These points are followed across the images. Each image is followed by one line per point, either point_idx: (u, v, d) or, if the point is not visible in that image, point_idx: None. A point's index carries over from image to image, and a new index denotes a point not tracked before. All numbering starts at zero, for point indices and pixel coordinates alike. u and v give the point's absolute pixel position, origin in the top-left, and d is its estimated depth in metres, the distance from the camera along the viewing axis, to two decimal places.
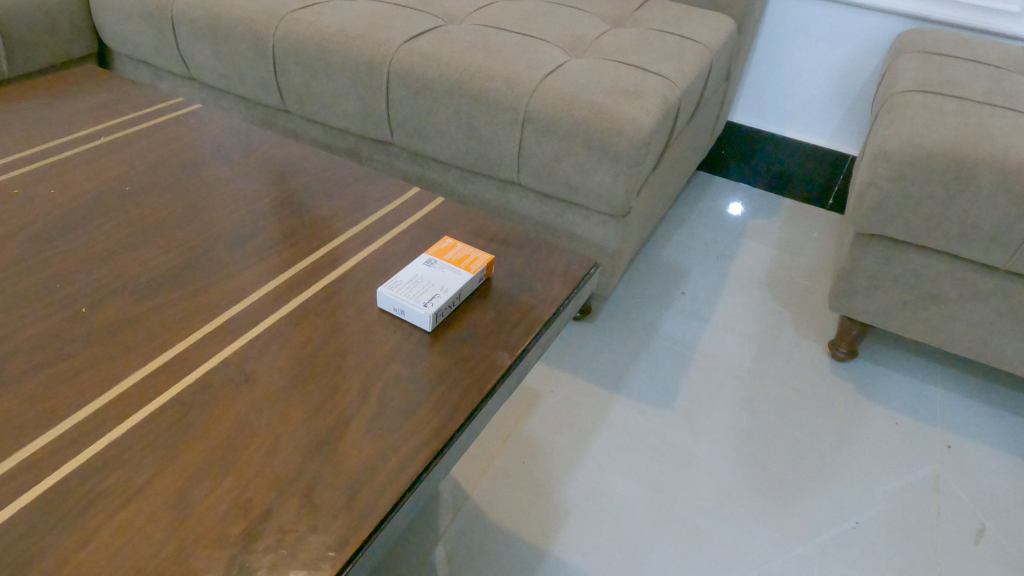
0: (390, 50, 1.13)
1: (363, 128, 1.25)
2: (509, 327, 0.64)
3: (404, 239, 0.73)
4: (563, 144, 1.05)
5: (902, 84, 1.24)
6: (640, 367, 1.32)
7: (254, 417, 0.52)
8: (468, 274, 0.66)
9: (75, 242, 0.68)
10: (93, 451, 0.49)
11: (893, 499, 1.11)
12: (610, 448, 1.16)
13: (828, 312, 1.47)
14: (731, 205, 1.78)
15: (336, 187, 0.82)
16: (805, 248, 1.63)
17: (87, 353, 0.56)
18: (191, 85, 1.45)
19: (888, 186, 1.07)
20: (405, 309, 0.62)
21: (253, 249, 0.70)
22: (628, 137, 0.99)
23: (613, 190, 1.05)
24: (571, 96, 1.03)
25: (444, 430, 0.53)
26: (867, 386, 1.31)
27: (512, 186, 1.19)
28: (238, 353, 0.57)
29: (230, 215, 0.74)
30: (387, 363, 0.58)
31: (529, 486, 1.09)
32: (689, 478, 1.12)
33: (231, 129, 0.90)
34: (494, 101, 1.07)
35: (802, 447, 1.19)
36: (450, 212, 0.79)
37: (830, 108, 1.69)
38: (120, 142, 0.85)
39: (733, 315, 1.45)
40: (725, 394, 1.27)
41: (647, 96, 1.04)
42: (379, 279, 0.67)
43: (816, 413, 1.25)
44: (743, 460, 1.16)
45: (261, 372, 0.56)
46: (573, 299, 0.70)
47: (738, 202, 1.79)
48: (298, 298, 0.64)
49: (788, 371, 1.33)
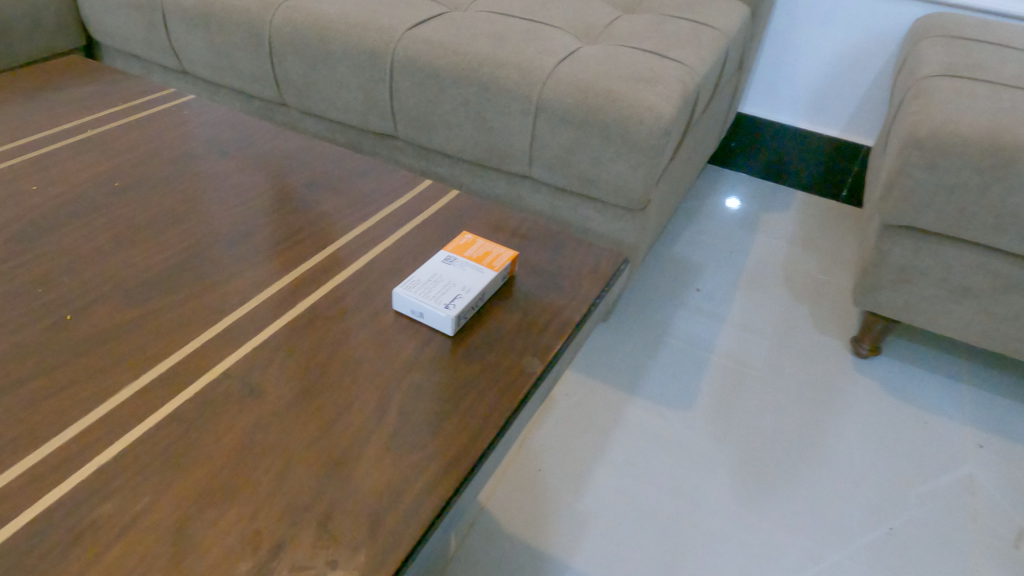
0: (394, 38, 1.07)
1: (364, 120, 1.19)
2: (538, 330, 0.58)
3: (419, 235, 0.68)
4: (579, 134, 0.99)
5: (927, 69, 1.18)
6: (657, 368, 1.27)
7: (261, 436, 0.47)
8: (492, 272, 0.60)
9: (60, 242, 0.62)
10: (79, 478, 0.43)
11: (927, 503, 1.06)
12: (629, 454, 1.10)
13: (847, 306, 1.42)
14: (728, 200, 1.72)
15: (341, 181, 0.76)
16: (821, 242, 1.58)
17: (74, 365, 0.51)
18: (183, 79, 1.39)
19: (921, 174, 1.02)
20: (424, 312, 0.56)
21: (256, 248, 0.64)
22: (648, 126, 0.93)
23: (632, 182, 1.00)
24: (587, 83, 0.97)
25: (473, 446, 0.48)
26: (893, 384, 1.26)
27: (523, 179, 1.14)
28: (241, 363, 0.52)
29: (228, 211, 0.69)
30: (406, 372, 0.53)
31: (546, 495, 1.03)
32: (713, 484, 1.07)
33: (228, 121, 0.85)
34: (505, 89, 1.01)
35: (829, 450, 1.13)
36: (465, 206, 0.73)
37: (844, 98, 1.63)
38: (109, 134, 0.79)
39: (750, 312, 1.39)
40: (745, 394, 1.22)
41: (666, 83, 0.98)
42: (393, 279, 0.62)
43: (841, 414, 1.20)
44: (769, 464, 1.10)
45: (268, 384, 0.50)
46: (603, 297, 0.64)
47: (740, 195, 1.74)
48: (305, 301, 0.58)
49: (810, 369, 1.28)
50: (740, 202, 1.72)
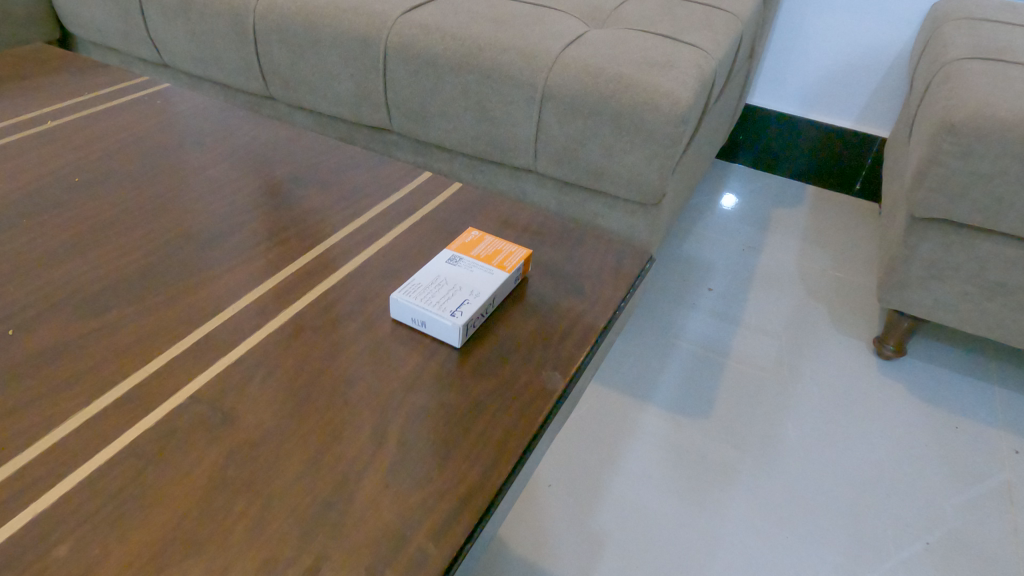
0: (387, 23, 1.00)
1: (357, 113, 1.12)
2: (557, 339, 0.51)
3: (419, 233, 0.60)
4: (589, 124, 0.92)
5: (955, 52, 1.11)
6: (671, 373, 1.19)
7: (233, 474, 0.39)
8: (503, 273, 0.53)
9: (11, 244, 0.54)
10: (14, 530, 0.35)
11: (965, 514, 0.98)
12: (644, 467, 1.03)
13: (866, 304, 1.34)
14: (725, 197, 1.64)
15: (331, 174, 0.68)
16: (836, 238, 1.51)
17: (16, 388, 0.43)
18: (164, 72, 1.31)
19: (955, 163, 0.91)
20: (426, 320, 0.49)
21: (233, 249, 0.56)
22: (664, 113, 0.86)
23: (646, 174, 0.92)
24: (596, 68, 0.89)
25: (489, 479, 0.40)
26: (920, 386, 1.19)
27: (527, 173, 1.06)
28: (214, 384, 0.44)
29: (205, 207, 0.61)
30: (406, 392, 0.45)
31: (558, 513, 0.95)
32: (735, 498, 0.99)
33: (207, 110, 0.77)
34: (508, 76, 0.94)
35: (856, 456, 1.06)
36: (469, 201, 0.66)
37: (858, 87, 1.55)
38: (72, 123, 0.71)
39: (765, 312, 1.32)
40: (765, 400, 1.15)
41: (682, 67, 0.90)
42: (390, 283, 0.54)
43: (867, 418, 1.13)
44: (793, 475, 1.03)
45: (244, 409, 0.43)
46: (627, 301, 0.57)
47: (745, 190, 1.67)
48: (289, 309, 0.51)
49: (833, 373, 1.21)
50: (737, 198, 1.64)
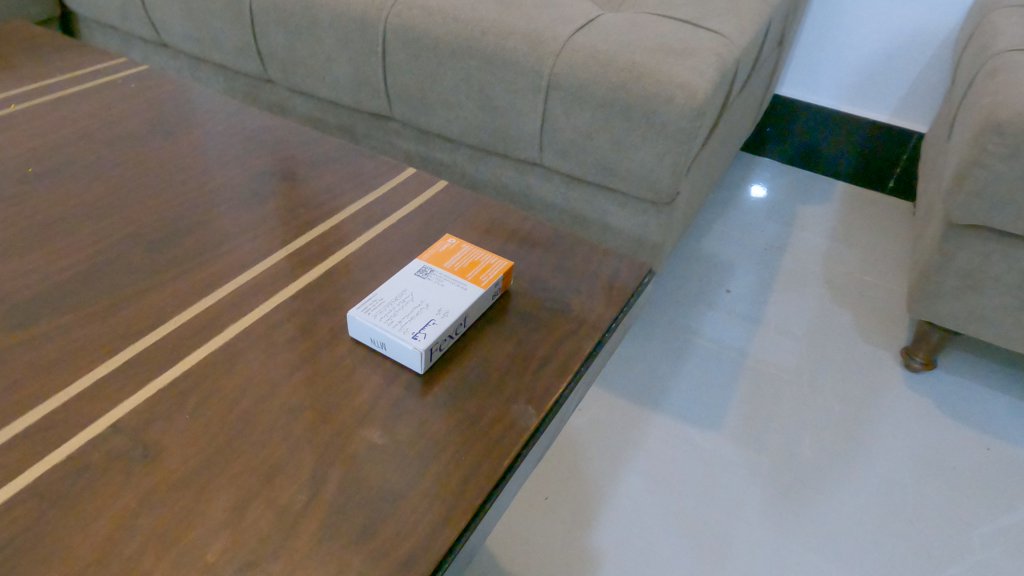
0: (386, 4, 0.93)
1: (356, 99, 1.06)
2: (534, 366, 0.45)
3: (394, 238, 0.55)
4: (598, 115, 0.85)
5: (1005, 42, 1.01)
6: (682, 378, 1.11)
7: (146, 525, 0.34)
8: (479, 289, 0.47)
9: None
10: None
11: (997, 544, 0.90)
12: (648, 480, 0.96)
13: (895, 313, 1.26)
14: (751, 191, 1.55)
15: (306, 168, 0.63)
16: (865, 241, 1.42)
17: None
18: (164, 53, 1.27)
19: (1000, 166, 0.82)
20: (386, 342, 0.43)
21: (186, 253, 0.51)
22: (678, 107, 0.79)
23: (658, 172, 0.85)
24: (606, 55, 0.82)
25: (439, 537, 0.35)
26: (951, 402, 1.10)
27: (532, 166, 0.99)
28: (140, 412, 0.39)
29: (164, 204, 0.56)
30: (356, 427, 0.40)
31: (553, 527, 0.89)
32: (746, 515, 0.91)
33: (183, 95, 0.72)
34: (512, 63, 0.87)
35: (880, 477, 0.97)
36: (454, 202, 0.60)
37: (896, 79, 1.45)
38: (38, 108, 0.67)
39: (787, 318, 1.24)
40: (783, 410, 1.07)
41: (700, 55, 0.83)
42: (354, 296, 0.49)
43: (893, 435, 1.04)
44: (810, 495, 0.95)
45: (168, 444, 0.38)
46: (620, 321, 0.50)
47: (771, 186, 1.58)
48: (237, 323, 0.45)
49: (857, 384, 1.12)
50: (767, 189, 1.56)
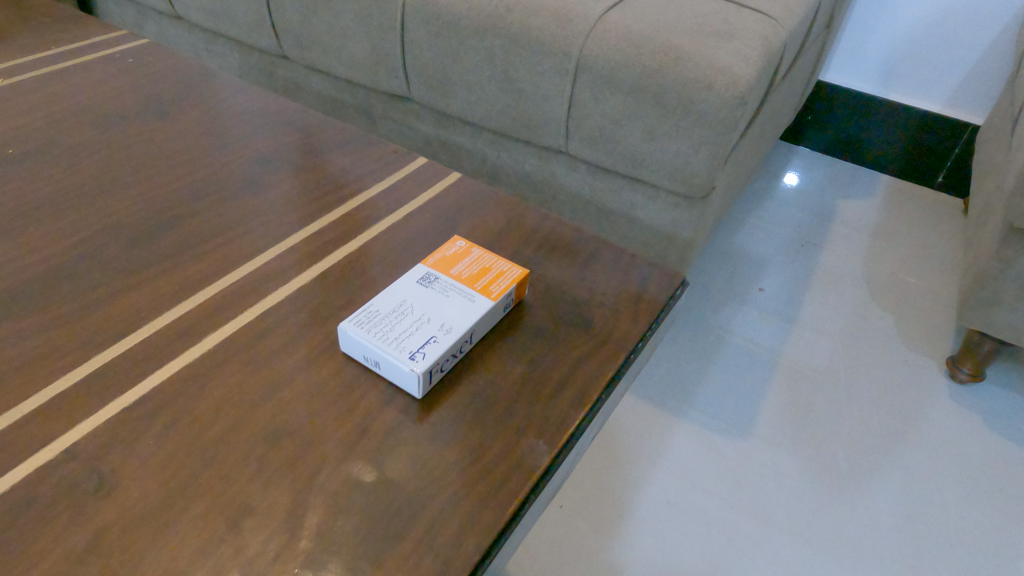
0: None
1: (373, 79, 1.00)
2: (548, 393, 0.39)
3: (400, 239, 0.49)
4: (629, 102, 0.78)
5: None
6: (708, 381, 0.98)
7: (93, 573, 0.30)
8: (489, 301, 0.41)
9: None
10: None
11: None
12: (669, 490, 0.84)
13: (944, 316, 1.12)
14: (787, 178, 1.42)
15: (309, 155, 0.58)
16: (912, 238, 1.28)
17: None
18: (178, 26, 1.22)
19: None
20: (381, 361, 0.38)
21: (169, 248, 0.46)
22: (718, 93, 0.72)
23: (693, 164, 0.79)
24: (641, 36, 0.75)
25: None
26: (1003, 418, 0.96)
27: (557, 154, 0.93)
28: (98, 436, 0.34)
29: (150, 192, 0.51)
30: (343, 460, 0.35)
31: (557, 550, 0.77)
32: (775, 545, 0.78)
33: (184, 72, 0.67)
34: (538, 43, 0.80)
35: (938, 501, 0.84)
36: (467, 198, 0.54)
37: (954, 65, 1.29)
38: (30, 83, 0.63)
39: (826, 318, 1.10)
40: (819, 421, 0.93)
41: (744, 37, 0.75)
42: (349, 303, 0.43)
43: (951, 452, 0.90)
44: (854, 517, 0.82)
45: (126, 476, 0.33)
46: (646, 341, 0.44)
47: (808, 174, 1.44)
48: (217, 332, 0.40)
49: (903, 393, 0.98)
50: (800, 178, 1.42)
